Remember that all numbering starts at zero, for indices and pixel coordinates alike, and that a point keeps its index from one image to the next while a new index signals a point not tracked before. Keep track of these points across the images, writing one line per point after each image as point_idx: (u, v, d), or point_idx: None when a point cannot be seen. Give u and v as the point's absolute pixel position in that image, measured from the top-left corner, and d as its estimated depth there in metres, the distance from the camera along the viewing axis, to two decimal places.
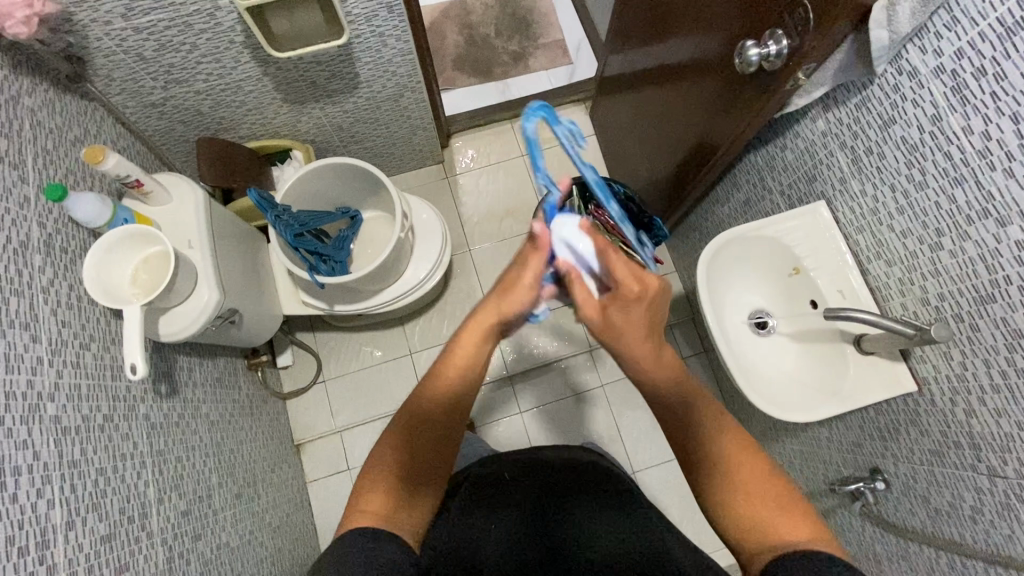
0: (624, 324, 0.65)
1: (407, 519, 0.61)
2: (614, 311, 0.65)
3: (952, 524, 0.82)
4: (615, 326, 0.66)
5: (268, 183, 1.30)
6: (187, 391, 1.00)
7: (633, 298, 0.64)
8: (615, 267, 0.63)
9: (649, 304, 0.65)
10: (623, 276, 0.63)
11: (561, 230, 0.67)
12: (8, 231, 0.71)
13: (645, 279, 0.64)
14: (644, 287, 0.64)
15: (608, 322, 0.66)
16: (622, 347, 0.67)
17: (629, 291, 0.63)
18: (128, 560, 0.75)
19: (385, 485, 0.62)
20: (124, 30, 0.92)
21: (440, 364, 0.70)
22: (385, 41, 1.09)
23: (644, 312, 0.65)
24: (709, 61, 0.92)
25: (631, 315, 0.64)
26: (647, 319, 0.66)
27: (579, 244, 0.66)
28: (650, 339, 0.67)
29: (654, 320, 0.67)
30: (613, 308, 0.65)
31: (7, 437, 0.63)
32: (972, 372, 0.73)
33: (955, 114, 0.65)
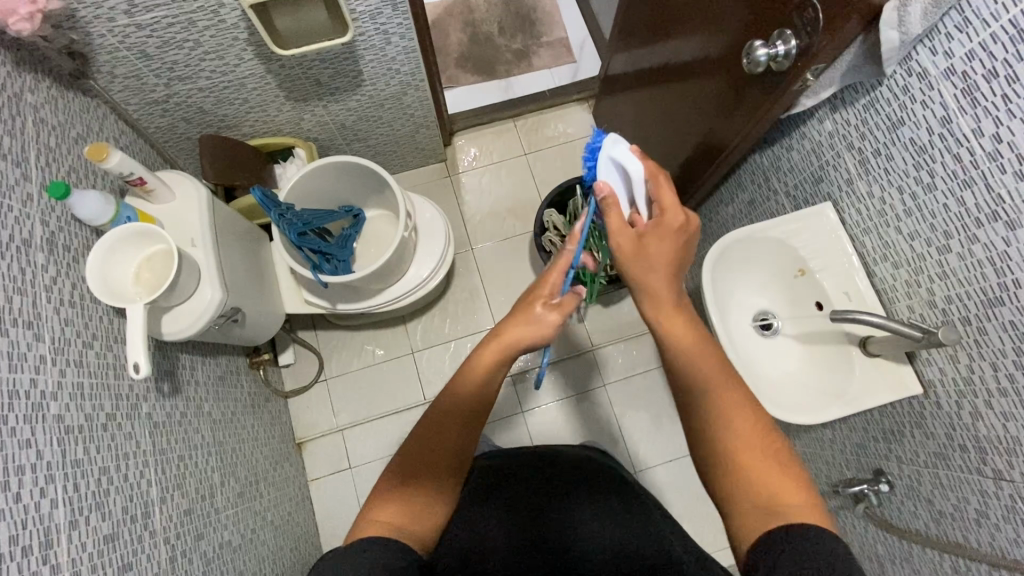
0: (657, 253, 0.67)
1: (423, 526, 0.62)
2: (651, 238, 0.67)
3: (956, 526, 0.82)
4: (648, 254, 0.67)
5: (271, 181, 1.30)
6: (189, 390, 1.00)
7: (670, 227, 0.68)
8: (660, 190, 0.68)
9: (679, 239, 0.68)
10: (671, 202, 0.68)
11: (610, 148, 0.69)
12: (11, 229, 0.71)
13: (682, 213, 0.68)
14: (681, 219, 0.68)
15: (641, 251, 0.67)
16: (646, 288, 0.67)
17: (670, 217, 0.67)
18: (132, 559, 0.75)
19: (400, 496, 0.62)
20: (127, 27, 0.91)
21: (461, 377, 0.69)
22: (388, 39, 1.09)
23: (673, 245, 0.68)
24: (715, 61, 0.91)
25: (665, 241, 0.67)
26: (673, 257, 0.68)
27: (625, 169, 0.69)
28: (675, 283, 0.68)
29: (680, 262, 0.68)
30: (649, 236, 0.67)
31: (11, 436, 0.62)
32: (978, 375, 0.73)
33: (965, 116, 0.65)
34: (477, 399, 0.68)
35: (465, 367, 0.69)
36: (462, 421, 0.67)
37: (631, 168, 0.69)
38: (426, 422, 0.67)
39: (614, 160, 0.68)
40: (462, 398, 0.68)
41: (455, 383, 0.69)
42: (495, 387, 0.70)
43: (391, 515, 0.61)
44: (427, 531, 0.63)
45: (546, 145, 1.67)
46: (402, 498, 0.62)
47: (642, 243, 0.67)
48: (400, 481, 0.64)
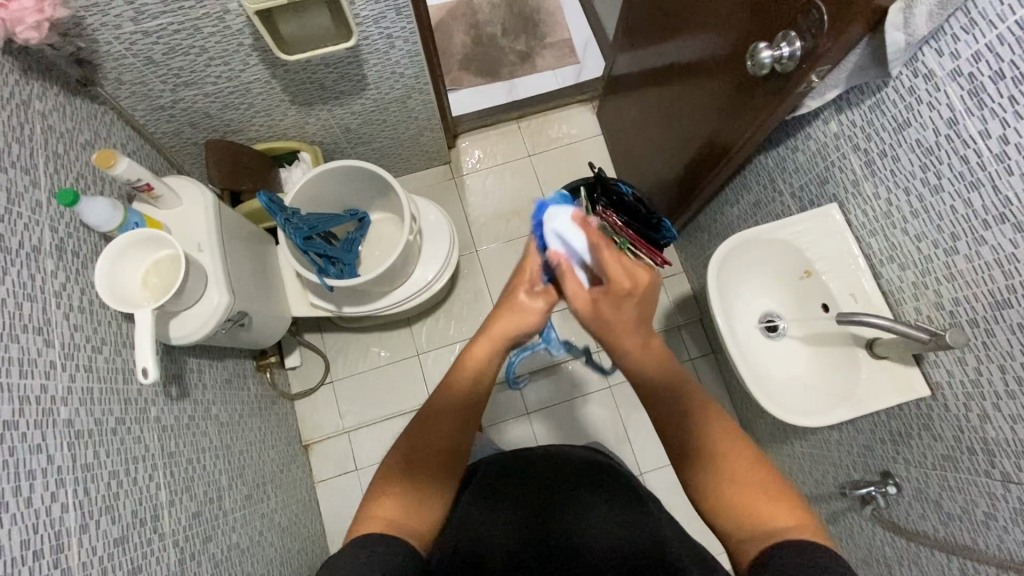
0: (616, 318, 0.63)
1: (419, 522, 0.62)
2: (607, 306, 0.62)
3: (964, 529, 0.82)
4: (605, 319, 0.63)
5: (276, 184, 1.31)
6: (197, 393, 1.01)
7: (624, 293, 0.62)
8: (607, 263, 0.60)
9: (637, 301, 0.63)
10: (618, 274, 0.61)
11: (551, 221, 0.62)
12: (21, 236, 0.72)
13: (636, 277, 0.62)
14: (634, 282, 0.62)
15: (598, 316, 0.63)
16: (609, 344, 0.65)
17: (619, 285, 0.61)
18: (141, 562, 0.75)
19: (395, 490, 0.63)
20: (133, 34, 0.92)
21: (453, 369, 0.70)
22: (392, 43, 1.09)
23: (633, 308, 0.63)
24: (720, 62, 0.91)
25: (622, 308, 0.62)
26: (634, 315, 0.64)
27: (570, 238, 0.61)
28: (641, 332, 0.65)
29: (645, 315, 0.65)
30: (604, 301, 0.62)
31: (21, 441, 0.63)
32: (987, 377, 0.73)
33: (972, 117, 0.64)
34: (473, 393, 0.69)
35: (457, 365, 0.70)
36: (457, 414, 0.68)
37: (574, 238, 0.60)
38: (420, 418, 0.69)
39: (555, 229, 0.61)
40: (457, 390, 0.69)
41: (449, 380, 0.70)
42: (490, 383, 0.71)
43: (386, 508, 0.61)
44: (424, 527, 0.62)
45: (550, 146, 1.67)
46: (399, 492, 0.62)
47: (599, 310, 0.63)
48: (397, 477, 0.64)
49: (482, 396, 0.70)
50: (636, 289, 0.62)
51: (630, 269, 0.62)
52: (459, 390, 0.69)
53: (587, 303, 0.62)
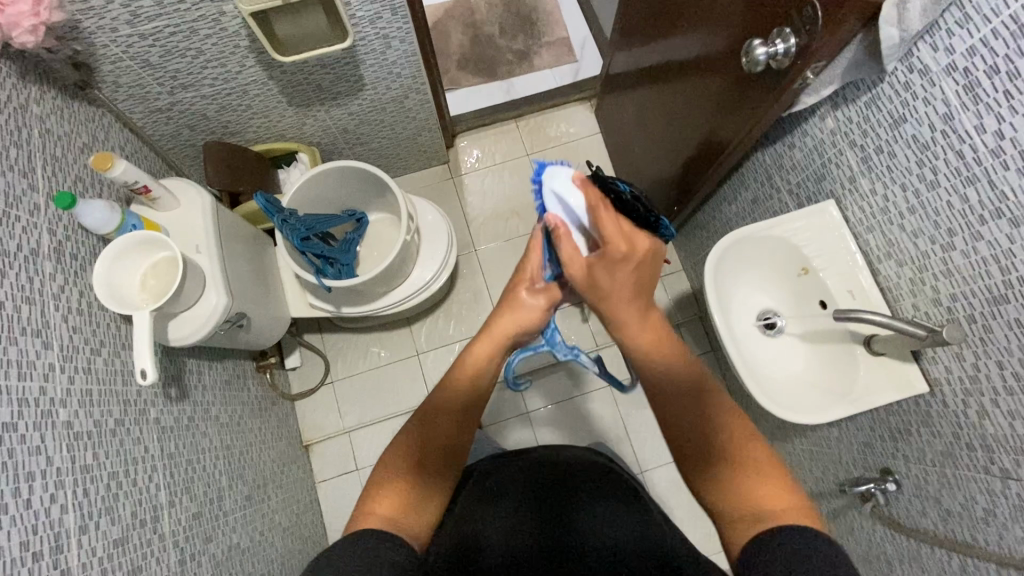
0: (611, 284, 0.64)
1: (418, 522, 0.62)
2: (601, 273, 0.63)
3: (964, 525, 0.81)
4: (601, 285, 0.64)
5: (275, 185, 1.31)
6: (197, 394, 1.01)
7: (620, 257, 0.61)
8: (602, 224, 0.59)
9: (635, 266, 0.63)
10: (614, 234, 0.60)
11: (550, 180, 0.61)
12: (19, 239, 0.72)
13: (635, 242, 0.62)
14: (631, 246, 0.61)
15: (594, 282, 0.64)
16: (609, 311, 0.67)
17: (617, 250, 0.60)
18: (141, 563, 0.76)
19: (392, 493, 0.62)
20: (130, 36, 0.92)
21: (454, 369, 0.71)
22: (388, 43, 1.09)
23: (630, 274, 0.63)
24: (716, 60, 0.91)
25: (617, 275, 0.63)
26: (632, 281, 0.64)
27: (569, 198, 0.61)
28: (636, 301, 0.66)
29: (643, 283, 0.65)
30: (599, 267, 0.62)
31: (20, 443, 0.63)
32: (985, 374, 0.72)
33: (967, 112, 0.64)
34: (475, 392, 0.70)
35: (456, 365, 0.71)
36: (458, 416, 0.69)
37: (572, 199, 0.61)
38: (421, 417, 0.69)
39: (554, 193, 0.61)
40: (460, 390, 0.70)
41: (449, 378, 0.71)
42: (491, 381, 0.72)
43: (384, 506, 0.61)
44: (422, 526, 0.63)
45: (548, 145, 1.67)
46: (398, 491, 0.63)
47: (595, 277, 0.63)
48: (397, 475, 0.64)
49: (485, 393, 0.72)
50: (634, 254, 0.62)
51: (629, 232, 0.61)
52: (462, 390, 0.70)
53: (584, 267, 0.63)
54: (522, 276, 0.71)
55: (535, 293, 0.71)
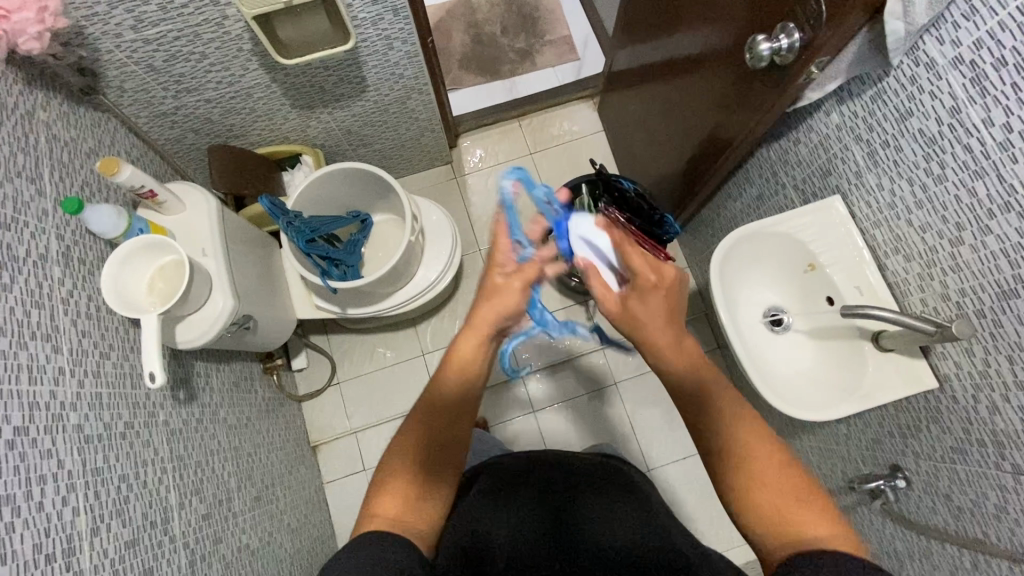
0: (644, 314, 0.66)
1: (423, 520, 0.63)
2: (635, 303, 0.66)
3: (975, 522, 0.81)
4: (635, 317, 0.66)
5: (279, 188, 1.31)
6: (204, 397, 1.02)
7: (650, 287, 0.66)
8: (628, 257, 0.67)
9: (665, 294, 0.66)
10: (640, 267, 0.67)
11: (578, 228, 0.84)
12: (28, 244, 0.73)
13: (662, 271, 0.66)
14: (659, 276, 0.66)
15: (628, 313, 0.67)
16: (644, 343, 0.67)
17: (646, 278, 0.66)
18: (152, 564, 0.76)
19: (397, 489, 0.64)
20: (134, 41, 0.93)
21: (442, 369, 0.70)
22: (391, 44, 1.09)
23: (661, 301, 0.66)
24: (719, 56, 0.91)
25: (648, 302, 0.66)
26: (664, 310, 0.65)
27: (595, 239, 0.80)
28: (671, 327, 0.66)
29: (674, 310, 0.66)
30: (632, 297, 0.67)
31: (32, 446, 0.64)
32: (995, 368, 0.72)
33: (975, 105, 0.64)
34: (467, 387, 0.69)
35: (445, 362, 0.70)
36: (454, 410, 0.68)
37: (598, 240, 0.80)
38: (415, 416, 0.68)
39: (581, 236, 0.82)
40: (451, 384, 0.69)
41: (439, 375, 0.70)
42: (482, 374, 0.71)
43: (389, 508, 0.62)
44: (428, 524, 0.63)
45: (551, 144, 1.66)
46: (402, 491, 0.63)
47: (625, 305, 0.67)
48: (400, 476, 0.64)
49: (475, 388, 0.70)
50: (661, 282, 0.66)
51: (655, 264, 0.67)
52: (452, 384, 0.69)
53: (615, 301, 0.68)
54: (493, 260, 0.71)
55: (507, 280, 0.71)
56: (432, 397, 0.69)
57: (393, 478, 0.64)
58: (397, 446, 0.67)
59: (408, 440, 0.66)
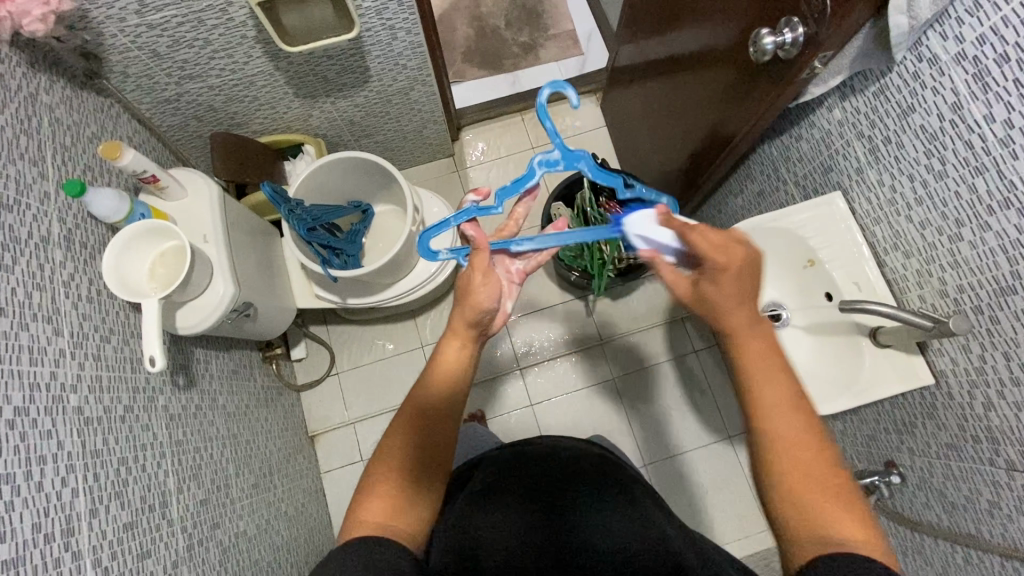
0: (720, 296, 0.60)
1: (413, 517, 0.64)
2: (705, 286, 0.61)
3: (969, 518, 0.82)
4: (709, 299, 0.61)
5: (281, 177, 1.32)
6: (204, 383, 1.02)
7: (722, 269, 0.59)
8: (701, 240, 0.59)
9: (738, 275, 0.59)
10: (708, 249, 0.59)
11: (633, 226, 0.69)
12: (30, 226, 0.73)
13: (731, 251, 0.59)
14: (729, 258, 0.59)
15: (704, 296, 0.61)
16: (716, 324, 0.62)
17: (720, 261, 0.59)
18: (150, 547, 0.77)
19: (384, 494, 0.64)
20: (138, 26, 0.92)
21: (424, 376, 0.71)
22: (395, 34, 1.09)
23: (734, 284, 0.59)
24: (722, 51, 0.91)
25: (722, 286, 0.60)
26: (748, 284, 0.60)
27: (657, 235, 0.68)
28: (746, 306, 0.60)
29: (750, 290, 0.61)
30: (703, 280, 0.60)
31: (32, 427, 0.64)
32: (991, 365, 0.72)
33: (976, 102, 0.64)
34: (447, 400, 0.70)
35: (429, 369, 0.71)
36: (434, 420, 0.69)
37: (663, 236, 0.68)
38: (396, 426, 0.68)
39: (639, 237, 0.69)
40: (432, 395, 0.69)
41: (421, 387, 0.70)
42: (466, 382, 0.73)
43: (377, 513, 0.62)
44: (413, 529, 0.64)
45: (553, 139, 1.67)
46: (387, 496, 0.63)
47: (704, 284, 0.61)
48: (380, 485, 0.64)
49: (460, 396, 0.71)
50: (729, 264, 0.59)
51: (722, 243, 0.59)
52: (435, 392, 0.70)
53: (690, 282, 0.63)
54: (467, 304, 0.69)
55: (483, 270, 0.69)
56: (413, 406, 0.69)
57: (379, 485, 0.64)
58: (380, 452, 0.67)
59: (388, 449, 0.67)
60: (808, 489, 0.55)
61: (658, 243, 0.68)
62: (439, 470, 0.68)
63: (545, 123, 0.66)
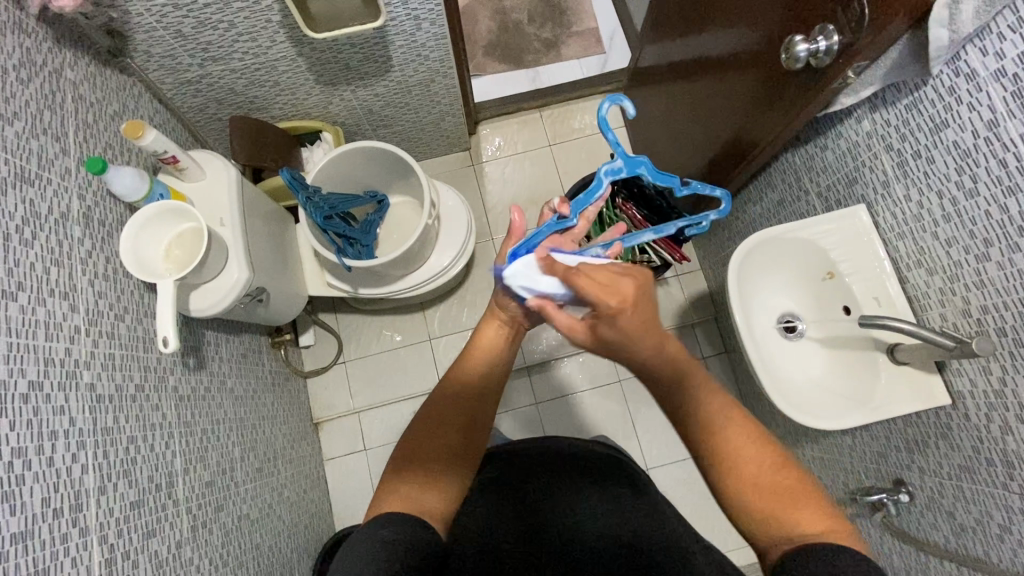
0: (617, 336, 0.55)
1: (439, 498, 0.64)
2: (603, 328, 0.56)
3: (978, 541, 0.81)
4: (608, 340, 0.56)
5: (297, 163, 1.31)
6: (213, 365, 1.02)
7: (614, 312, 0.53)
8: (586, 285, 0.53)
9: (638, 309, 0.54)
10: (593, 293, 0.53)
11: (513, 278, 0.61)
12: (50, 202, 0.73)
13: (620, 288, 0.53)
14: (620, 297, 0.53)
15: (601, 339, 0.57)
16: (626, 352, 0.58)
17: (606, 307, 0.53)
18: (155, 527, 0.77)
19: (408, 477, 0.64)
20: (164, 6, 0.92)
21: (462, 360, 0.75)
22: (419, 25, 1.08)
23: (636, 319, 0.54)
24: (750, 56, 0.89)
25: (619, 327, 0.54)
26: (648, 313, 0.55)
27: (538, 283, 0.61)
28: (650, 332, 0.56)
29: (649, 320, 0.55)
30: (599, 325, 0.56)
31: (45, 402, 0.64)
32: (1012, 389, 0.71)
33: (1014, 120, 0.63)
34: (479, 379, 0.72)
35: (466, 355, 0.75)
36: (467, 400, 0.70)
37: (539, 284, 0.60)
38: (428, 406, 0.70)
39: (521, 284, 0.61)
40: (466, 378, 0.72)
41: (456, 370, 0.73)
42: (502, 362, 0.75)
43: (407, 491, 0.62)
44: (442, 508, 0.63)
45: (570, 137, 1.65)
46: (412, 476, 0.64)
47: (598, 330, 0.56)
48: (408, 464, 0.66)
49: (496, 378, 0.74)
50: (624, 303, 0.53)
51: (610, 281, 0.54)
52: (470, 372, 0.73)
53: (586, 329, 0.57)
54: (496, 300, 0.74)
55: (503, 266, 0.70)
56: (446, 386, 0.72)
57: (409, 465, 0.66)
58: (412, 434, 0.69)
59: (420, 431, 0.69)
60: (768, 498, 0.57)
61: (545, 291, 0.60)
62: (470, 451, 0.69)
63: (607, 130, 0.65)
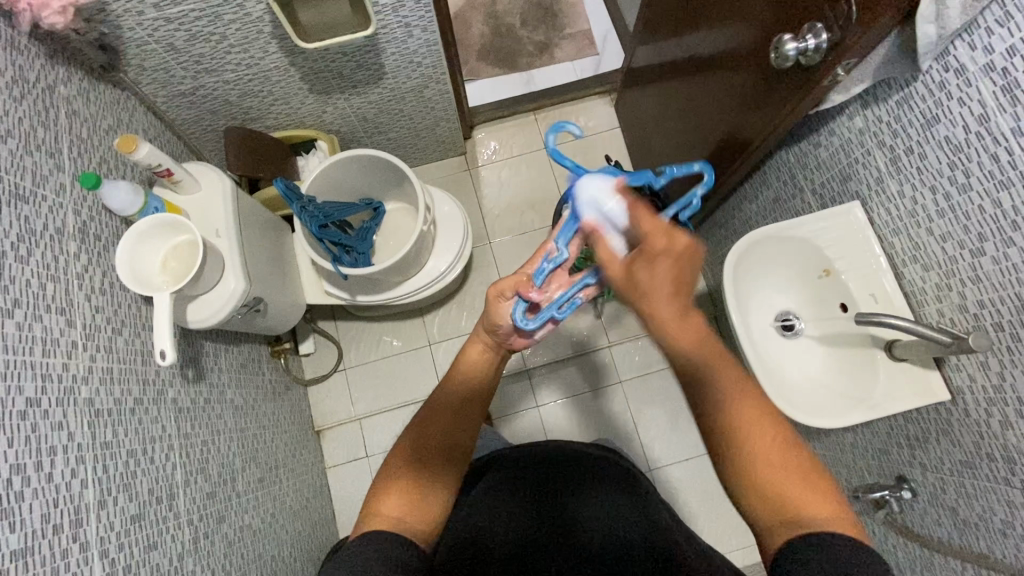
0: (649, 283, 0.55)
1: (422, 513, 0.63)
2: (638, 268, 0.55)
3: (981, 537, 0.80)
4: (637, 285, 0.55)
5: (292, 172, 1.32)
6: (212, 376, 1.02)
7: (658, 252, 0.54)
8: (642, 219, 0.54)
9: (678, 263, 0.54)
10: (651, 226, 0.54)
11: (587, 186, 0.61)
12: (45, 218, 0.73)
13: (672, 235, 0.54)
14: (670, 240, 0.53)
15: (631, 280, 0.56)
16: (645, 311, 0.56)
17: (655, 243, 0.54)
18: (157, 539, 0.77)
19: (395, 489, 0.64)
20: (156, 20, 0.93)
21: (451, 376, 0.74)
22: (410, 32, 1.08)
23: (672, 272, 0.54)
24: (741, 55, 0.89)
25: (656, 268, 0.54)
26: (681, 279, 0.55)
27: (605, 203, 0.60)
28: (678, 298, 0.55)
29: (684, 283, 0.55)
30: (637, 263, 0.55)
31: (43, 418, 0.65)
32: (1011, 384, 0.71)
33: (1004, 114, 0.62)
34: (466, 397, 0.72)
35: (449, 374, 0.75)
36: (449, 416, 0.71)
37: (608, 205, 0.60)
38: (417, 423, 0.70)
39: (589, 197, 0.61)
40: (454, 388, 0.73)
41: (444, 388, 0.73)
42: (488, 383, 0.75)
43: (393, 503, 0.63)
44: (426, 522, 0.63)
45: None
46: (398, 489, 0.64)
47: (631, 269, 0.55)
48: (397, 470, 0.66)
49: (483, 395, 0.74)
50: (671, 249, 0.53)
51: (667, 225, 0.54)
52: (455, 388, 0.73)
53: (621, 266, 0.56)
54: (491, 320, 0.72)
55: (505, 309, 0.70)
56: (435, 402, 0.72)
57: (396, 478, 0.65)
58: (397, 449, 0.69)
59: (404, 446, 0.69)
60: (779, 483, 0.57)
61: (607, 214, 0.60)
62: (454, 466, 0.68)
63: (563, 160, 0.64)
